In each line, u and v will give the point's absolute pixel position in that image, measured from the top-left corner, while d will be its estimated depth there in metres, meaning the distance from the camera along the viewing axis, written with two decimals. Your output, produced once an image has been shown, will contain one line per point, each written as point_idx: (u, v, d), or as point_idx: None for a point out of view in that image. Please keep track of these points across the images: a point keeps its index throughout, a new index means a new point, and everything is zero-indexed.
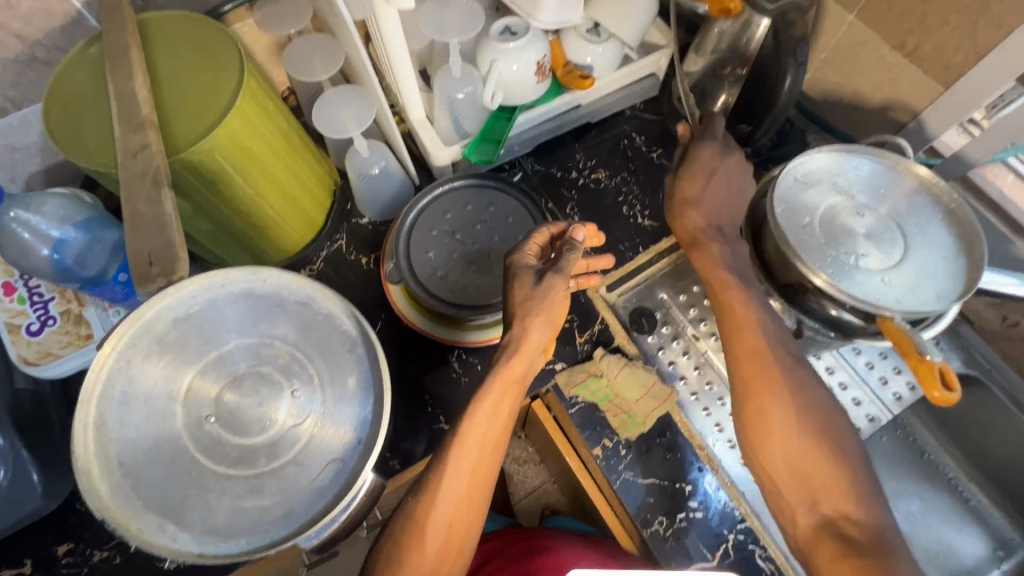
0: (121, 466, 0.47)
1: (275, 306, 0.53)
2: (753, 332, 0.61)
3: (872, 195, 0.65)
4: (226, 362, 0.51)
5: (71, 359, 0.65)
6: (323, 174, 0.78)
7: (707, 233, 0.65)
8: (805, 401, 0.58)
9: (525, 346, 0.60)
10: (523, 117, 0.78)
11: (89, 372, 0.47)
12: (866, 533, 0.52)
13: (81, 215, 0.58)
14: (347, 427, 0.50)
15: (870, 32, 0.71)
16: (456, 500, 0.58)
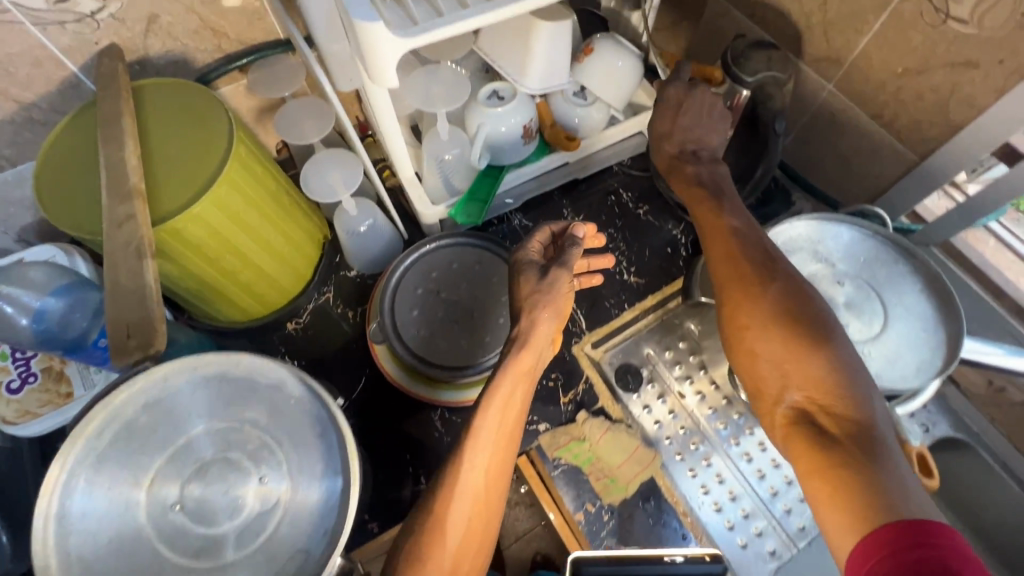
0: (79, 560, 0.45)
1: (246, 389, 0.52)
2: (730, 240, 0.62)
3: (853, 264, 0.66)
4: (193, 450, 0.50)
5: (50, 417, 0.64)
6: (313, 229, 0.79)
7: (684, 160, 0.70)
8: (786, 293, 0.58)
9: (534, 340, 0.61)
10: (510, 176, 0.80)
11: (52, 466, 0.46)
12: (844, 425, 0.50)
13: (61, 282, 0.59)
14: (314, 516, 0.48)
15: (848, 101, 0.73)
16: (475, 493, 0.56)
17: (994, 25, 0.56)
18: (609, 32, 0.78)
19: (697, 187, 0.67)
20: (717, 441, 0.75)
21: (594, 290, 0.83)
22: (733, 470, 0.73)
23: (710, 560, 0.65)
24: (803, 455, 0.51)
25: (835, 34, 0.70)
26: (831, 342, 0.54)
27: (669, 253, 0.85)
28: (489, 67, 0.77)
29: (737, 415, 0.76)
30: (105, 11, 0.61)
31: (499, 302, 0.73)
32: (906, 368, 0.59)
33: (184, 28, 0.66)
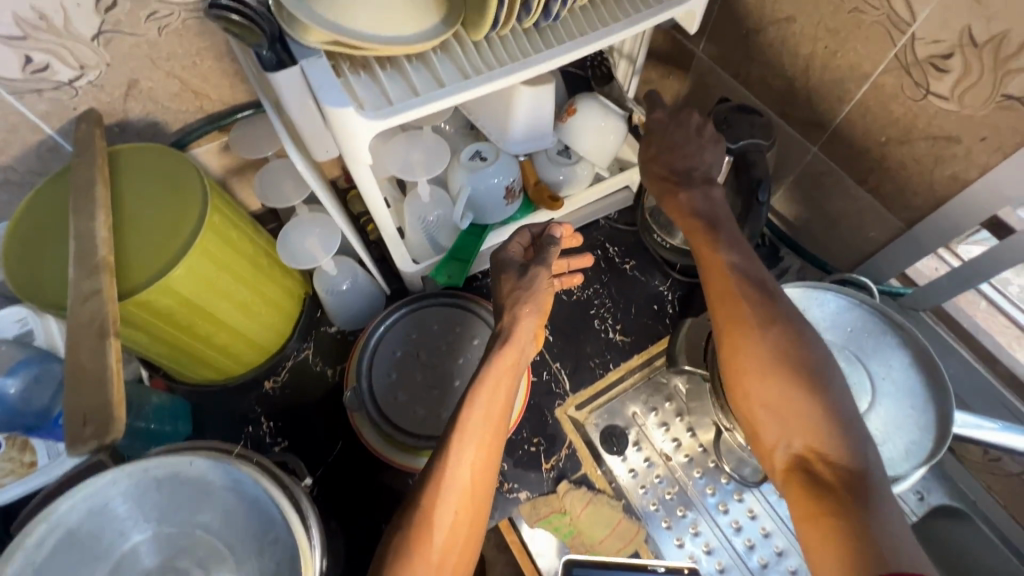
0: None
1: (200, 494, 0.47)
2: (728, 277, 0.60)
3: (839, 335, 0.64)
4: (136, 558, 0.48)
5: (12, 489, 0.59)
6: (293, 287, 0.78)
7: (675, 184, 0.68)
8: (784, 331, 0.55)
9: (517, 334, 0.61)
10: (494, 234, 0.78)
11: None
12: (842, 476, 0.48)
13: (20, 356, 0.58)
14: None
15: (832, 164, 0.73)
16: (463, 487, 0.54)
17: (974, 102, 0.55)
18: (594, 92, 0.77)
19: (690, 216, 0.66)
20: (703, 507, 0.73)
21: (579, 348, 0.82)
22: (721, 539, 0.71)
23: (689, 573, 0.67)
24: (801, 509, 0.49)
25: (818, 99, 0.70)
26: (825, 385, 0.52)
27: (655, 310, 0.84)
28: (472, 125, 0.77)
29: (726, 480, 0.74)
30: (84, 78, 0.61)
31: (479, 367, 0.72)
32: (894, 450, 0.58)
33: (165, 91, 0.66)
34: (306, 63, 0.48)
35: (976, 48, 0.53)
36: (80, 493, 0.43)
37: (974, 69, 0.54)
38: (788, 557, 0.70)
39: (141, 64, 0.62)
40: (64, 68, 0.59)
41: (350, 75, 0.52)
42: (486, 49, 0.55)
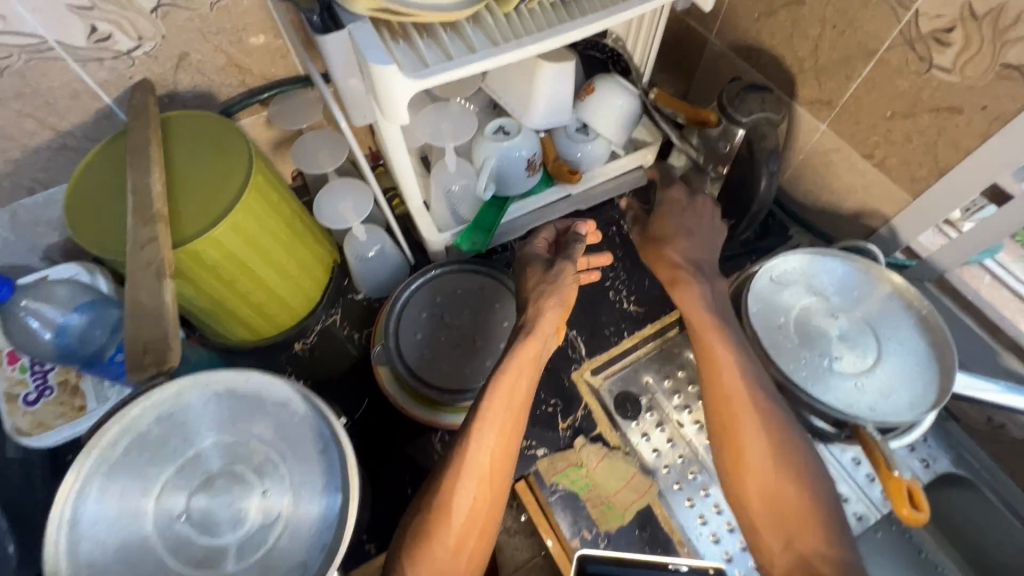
0: (88, 565, 0.45)
1: (255, 406, 0.52)
2: (730, 368, 0.60)
3: (846, 298, 0.67)
4: (200, 462, 0.51)
5: (63, 430, 0.67)
6: (323, 253, 0.82)
7: (682, 273, 0.68)
8: (783, 435, 0.58)
9: (541, 326, 0.64)
10: (516, 205, 0.83)
11: (65, 477, 0.46)
12: (835, 567, 0.51)
13: (84, 298, 0.62)
14: (311, 525, 0.48)
15: (841, 142, 0.76)
16: (479, 474, 0.57)
17: (975, 73, 0.59)
18: (611, 73, 0.82)
19: (702, 308, 0.64)
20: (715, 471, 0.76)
21: (594, 317, 0.85)
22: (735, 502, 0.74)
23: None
24: None
25: (827, 78, 0.73)
26: (814, 483, 0.56)
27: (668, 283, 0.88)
28: (495, 104, 0.81)
29: None
30: (140, 48, 0.66)
31: (499, 328, 0.75)
32: (899, 402, 0.60)
33: (211, 64, 0.71)
34: (353, 26, 0.53)
35: (976, 21, 0.56)
36: (162, 392, 0.50)
37: (975, 42, 0.57)
38: None
39: (192, 37, 0.67)
40: (125, 38, 0.64)
41: (389, 40, 0.56)
42: (515, 19, 0.59)
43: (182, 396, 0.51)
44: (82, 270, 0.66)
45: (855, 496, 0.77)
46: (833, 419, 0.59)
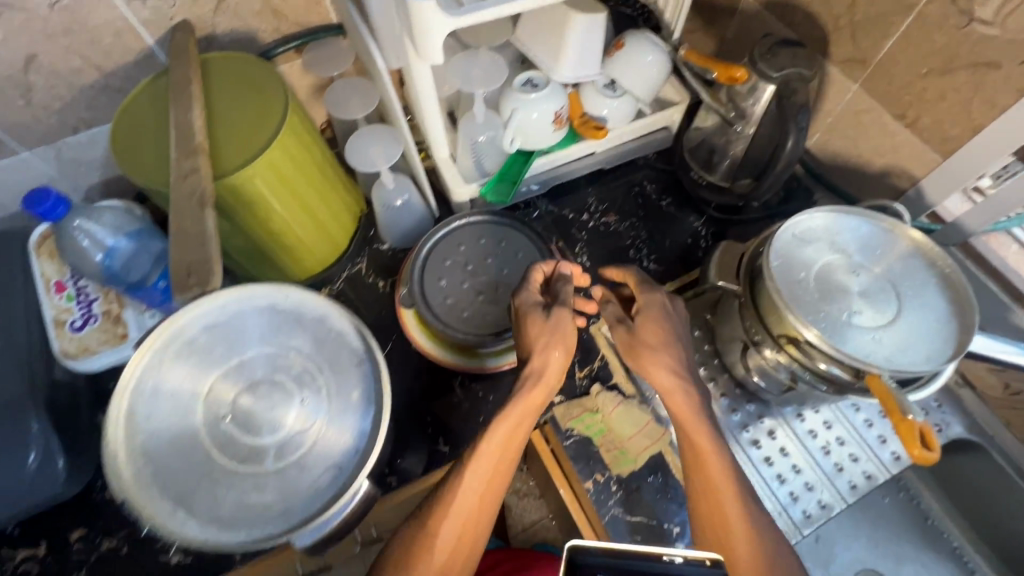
0: (144, 452, 0.48)
1: (294, 319, 0.54)
2: (712, 449, 0.62)
3: (868, 256, 0.68)
4: (245, 368, 0.53)
5: (107, 355, 0.71)
6: (350, 202, 0.84)
7: (671, 386, 0.65)
8: (764, 534, 0.59)
9: (546, 376, 0.63)
10: (540, 160, 0.84)
11: (126, 367, 0.49)
12: None
13: (132, 226, 0.65)
14: (347, 433, 0.51)
15: (872, 102, 0.75)
16: (463, 517, 0.59)
17: (1016, 26, 0.58)
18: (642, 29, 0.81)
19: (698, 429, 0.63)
20: (727, 427, 0.80)
21: (614, 275, 0.87)
22: (744, 456, 0.79)
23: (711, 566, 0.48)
24: None
25: (862, 35, 0.72)
26: None
27: (689, 244, 0.89)
28: (525, 58, 0.82)
29: (748, 403, 0.82)
30: None
31: (523, 278, 0.77)
32: (917, 354, 0.60)
33: (248, 8, 0.73)
34: None
35: None
36: (215, 299, 0.52)
37: None
38: (802, 473, 0.78)
39: None
40: None
41: None
42: None
43: (231, 306, 0.53)
44: (126, 204, 0.67)
45: (864, 455, 0.80)
46: (850, 368, 0.60)
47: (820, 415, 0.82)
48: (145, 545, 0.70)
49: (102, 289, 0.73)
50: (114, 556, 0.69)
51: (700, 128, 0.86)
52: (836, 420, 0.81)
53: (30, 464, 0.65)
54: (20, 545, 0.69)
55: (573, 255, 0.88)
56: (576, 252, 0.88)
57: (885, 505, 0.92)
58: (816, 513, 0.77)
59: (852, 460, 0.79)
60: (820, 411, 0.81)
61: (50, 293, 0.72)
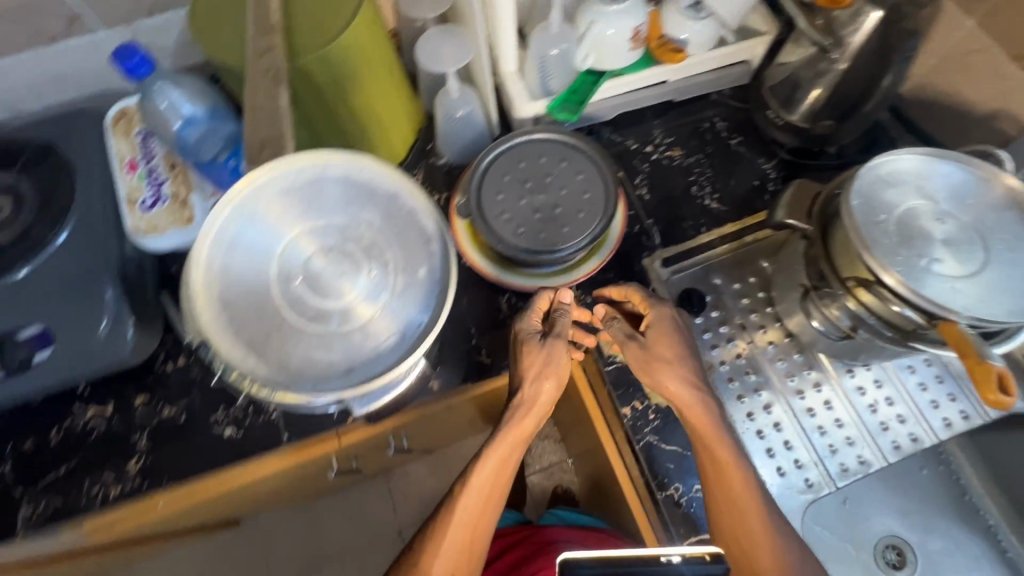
0: (220, 298, 0.50)
1: (367, 192, 0.54)
2: (722, 484, 0.65)
3: (958, 204, 0.63)
4: (317, 233, 0.53)
5: (173, 236, 0.73)
6: (411, 112, 0.83)
7: (697, 408, 0.67)
8: (784, 548, 0.63)
9: (537, 405, 0.69)
10: (610, 83, 0.80)
11: (209, 214, 0.50)
12: None
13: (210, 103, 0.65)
14: (409, 309, 0.52)
15: (988, 40, 0.69)
16: (460, 538, 0.66)
17: None
18: None
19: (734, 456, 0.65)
20: (771, 375, 0.79)
21: (674, 209, 0.85)
22: (785, 404, 0.77)
23: (711, 561, 0.55)
24: None
25: None
26: None
27: (756, 185, 0.86)
28: None
29: (796, 354, 0.80)
30: None
31: (581, 200, 0.75)
32: (1000, 307, 0.57)
33: None
34: None
35: None
36: (296, 162, 0.52)
37: None
38: (844, 428, 0.77)
39: None
40: None
41: None
42: None
43: (308, 171, 0.53)
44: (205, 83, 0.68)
45: (913, 418, 0.77)
46: (924, 312, 0.57)
47: (870, 373, 0.79)
48: (201, 417, 0.74)
49: (172, 172, 0.75)
50: (173, 422, 0.74)
51: (785, 62, 0.79)
52: (886, 379, 0.79)
53: (103, 331, 0.68)
54: (90, 403, 0.74)
55: (632, 186, 0.86)
56: (637, 184, 0.86)
57: (923, 477, 0.90)
58: (854, 468, 0.75)
59: (899, 421, 0.77)
60: (871, 368, 0.79)
61: (123, 171, 0.75)
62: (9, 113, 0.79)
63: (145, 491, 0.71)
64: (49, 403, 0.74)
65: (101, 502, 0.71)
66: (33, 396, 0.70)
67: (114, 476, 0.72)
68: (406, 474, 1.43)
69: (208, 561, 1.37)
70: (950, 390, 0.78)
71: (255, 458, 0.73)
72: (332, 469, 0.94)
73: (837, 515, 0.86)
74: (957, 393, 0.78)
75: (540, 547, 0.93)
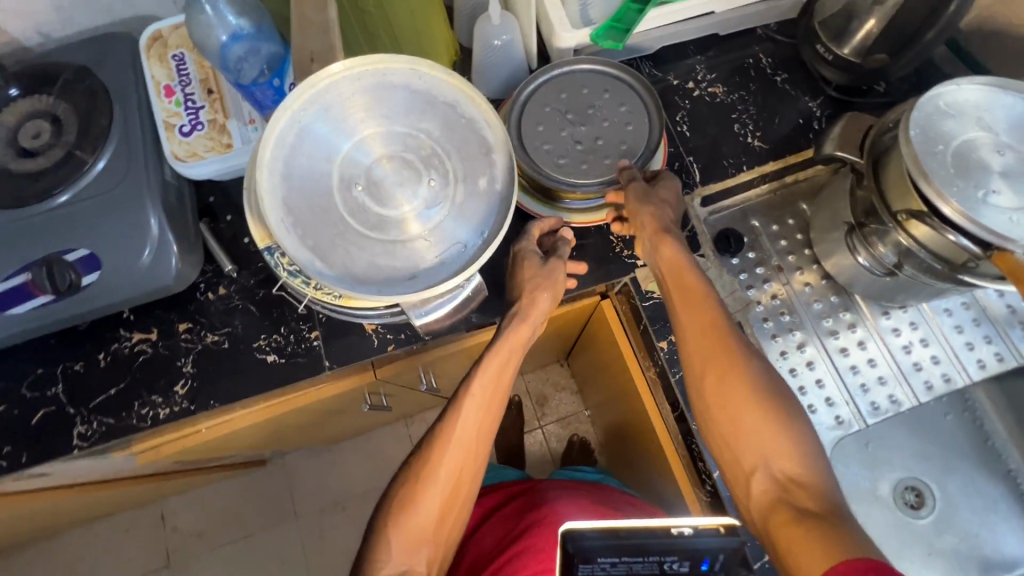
0: (284, 205, 0.53)
1: (426, 104, 0.57)
2: (696, 331, 0.66)
3: (1019, 135, 0.62)
4: (376, 142, 0.56)
5: (211, 162, 0.73)
6: (450, 43, 0.79)
7: (667, 232, 0.69)
8: (757, 381, 0.63)
9: (534, 313, 0.70)
10: (656, 11, 0.77)
11: (273, 117, 0.53)
12: (813, 496, 0.58)
13: (257, 20, 0.63)
14: (471, 219, 0.56)
15: None
16: (473, 430, 0.68)
17: None
18: None
19: (699, 286, 0.68)
20: (806, 314, 0.79)
21: (716, 146, 0.83)
22: (818, 344, 0.78)
23: (725, 533, 0.55)
24: (786, 530, 0.56)
25: None
26: (792, 425, 0.61)
27: (800, 124, 0.84)
28: None
29: (833, 296, 0.80)
30: None
31: (625, 131, 0.74)
32: None
33: None
34: None
35: None
36: (357, 69, 0.55)
37: None
38: (876, 367, 0.77)
39: None
40: None
41: None
42: None
43: (368, 79, 0.56)
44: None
45: (947, 359, 0.78)
46: (980, 242, 0.57)
47: (905, 315, 0.79)
48: (243, 344, 0.76)
49: (209, 99, 0.74)
50: (217, 348, 0.75)
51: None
52: (922, 321, 0.79)
53: (147, 257, 0.69)
54: (134, 328, 0.76)
55: (673, 122, 0.84)
56: (678, 120, 0.83)
57: (947, 422, 0.91)
58: (885, 406, 0.76)
59: (933, 361, 0.77)
60: (907, 310, 0.79)
61: (161, 97, 0.74)
62: (38, 36, 0.77)
63: (191, 413, 0.73)
64: (94, 327, 0.76)
65: (151, 421, 0.73)
66: (81, 319, 0.71)
67: (162, 398, 0.74)
68: (426, 418, 1.46)
69: (232, 499, 1.41)
70: (986, 332, 0.79)
71: (298, 382, 0.75)
72: (364, 405, 0.96)
73: (859, 457, 0.88)
74: (993, 336, 0.78)
75: (534, 499, 0.90)
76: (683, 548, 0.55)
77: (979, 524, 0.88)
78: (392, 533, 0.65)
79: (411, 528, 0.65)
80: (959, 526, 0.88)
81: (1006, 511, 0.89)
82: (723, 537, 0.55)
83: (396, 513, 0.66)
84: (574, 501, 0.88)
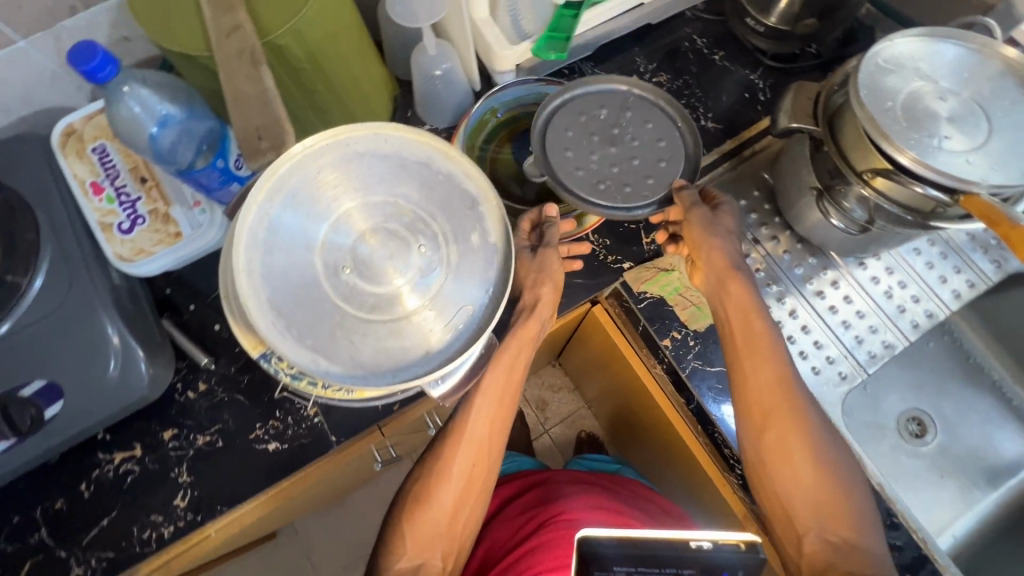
0: (271, 304, 0.50)
1: (398, 167, 0.55)
2: (768, 391, 0.67)
3: (956, 80, 0.65)
4: (354, 217, 0.53)
5: (163, 255, 0.69)
6: (388, 80, 0.77)
7: (729, 277, 0.69)
8: (827, 449, 0.66)
9: (539, 309, 0.69)
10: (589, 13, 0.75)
11: (240, 213, 0.50)
12: (862, 557, 0.62)
13: (186, 100, 0.58)
14: (472, 281, 0.53)
15: None
16: (488, 418, 0.68)
17: None
18: None
19: (764, 340, 0.69)
20: (790, 280, 0.80)
21: None
22: (808, 306, 0.79)
23: (746, 548, 0.55)
24: None
25: None
26: (849, 498, 0.65)
27: (746, 98, 0.86)
28: None
29: (811, 258, 0.82)
30: None
31: (659, 148, 0.70)
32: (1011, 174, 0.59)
33: None
34: None
35: None
36: (318, 145, 0.53)
37: None
38: (865, 317, 0.80)
39: None
40: None
41: None
42: None
43: (333, 154, 0.54)
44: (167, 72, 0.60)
45: (925, 295, 0.81)
46: (946, 189, 0.59)
47: (881, 261, 0.83)
48: (238, 438, 0.71)
49: (144, 188, 0.70)
50: (211, 449, 0.70)
51: None
52: (897, 265, 0.82)
53: (113, 372, 0.63)
54: (114, 449, 0.69)
55: None
56: None
57: (931, 349, 0.96)
58: (880, 352, 0.79)
59: (914, 300, 0.81)
60: (881, 257, 0.82)
61: (89, 195, 0.69)
62: None
63: (197, 525, 0.68)
64: (68, 456, 0.69)
65: (156, 544, 0.67)
66: (52, 453, 0.64)
67: (162, 516, 0.68)
68: None
69: None
70: (955, 263, 0.83)
71: (307, 465, 0.71)
72: (375, 463, 0.92)
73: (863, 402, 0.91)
74: (961, 266, 0.83)
75: (546, 492, 0.88)
76: (700, 562, 0.54)
77: (979, 440, 0.94)
78: (407, 528, 0.66)
79: (426, 526, 0.65)
80: (961, 445, 0.93)
81: (997, 420, 0.95)
82: (745, 552, 0.55)
83: (411, 510, 0.66)
84: (592, 494, 0.86)
